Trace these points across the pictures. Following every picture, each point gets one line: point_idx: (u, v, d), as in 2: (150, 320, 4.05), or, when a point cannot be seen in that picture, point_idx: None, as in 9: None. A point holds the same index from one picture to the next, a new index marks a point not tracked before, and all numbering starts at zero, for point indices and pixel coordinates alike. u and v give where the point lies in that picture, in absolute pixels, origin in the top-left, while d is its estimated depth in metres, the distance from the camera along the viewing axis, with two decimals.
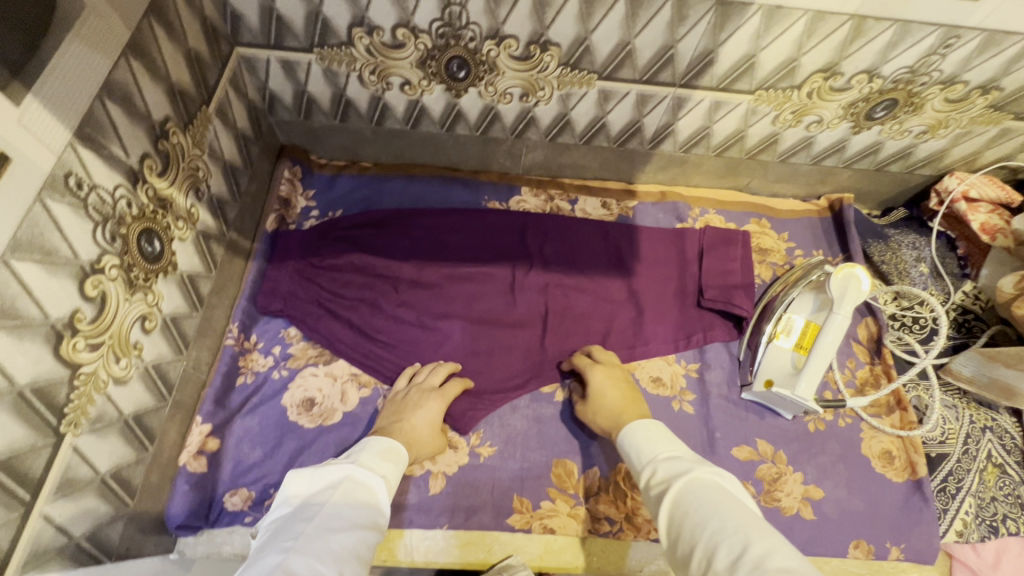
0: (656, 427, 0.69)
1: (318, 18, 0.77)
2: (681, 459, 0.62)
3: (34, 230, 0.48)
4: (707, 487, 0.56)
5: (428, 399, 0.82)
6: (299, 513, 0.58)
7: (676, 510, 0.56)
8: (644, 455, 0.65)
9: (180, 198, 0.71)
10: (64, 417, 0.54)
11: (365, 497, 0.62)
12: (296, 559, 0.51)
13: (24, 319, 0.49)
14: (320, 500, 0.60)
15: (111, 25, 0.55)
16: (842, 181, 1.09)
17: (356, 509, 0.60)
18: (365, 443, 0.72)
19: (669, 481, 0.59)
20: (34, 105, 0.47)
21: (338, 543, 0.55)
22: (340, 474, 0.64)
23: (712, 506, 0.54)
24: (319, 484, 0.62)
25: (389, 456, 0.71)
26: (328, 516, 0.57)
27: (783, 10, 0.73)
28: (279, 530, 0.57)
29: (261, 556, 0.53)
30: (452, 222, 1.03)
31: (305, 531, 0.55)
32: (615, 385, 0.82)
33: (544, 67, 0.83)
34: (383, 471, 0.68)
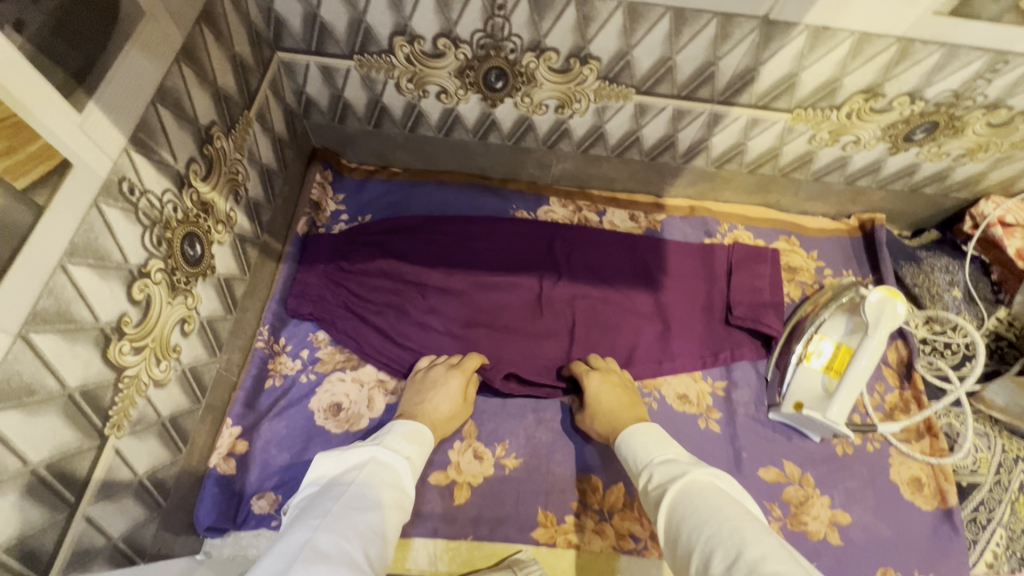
0: (654, 433, 0.74)
1: (361, 26, 0.78)
2: (676, 462, 0.66)
3: (89, 235, 0.49)
4: (700, 489, 0.60)
5: (449, 377, 0.84)
6: (326, 492, 0.60)
7: (673, 514, 0.60)
8: (641, 460, 0.70)
9: (221, 202, 0.72)
10: (108, 419, 0.54)
11: (389, 478, 0.64)
12: (324, 538, 0.53)
13: (77, 323, 0.49)
14: (346, 480, 0.62)
15: (166, 32, 0.56)
16: (874, 201, 1.07)
17: (380, 491, 0.62)
18: (392, 426, 0.75)
19: (665, 485, 0.64)
20: (95, 112, 0.48)
21: (364, 523, 0.57)
22: (365, 455, 0.66)
23: (708, 509, 0.57)
24: (345, 465, 0.64)
25: (413, 438, 0.72)
26: (354, 497, 0.59)
27: (829, 31, 0.72)
28: (307, 508, 0.59)
29: (291, 530, 0.55)
30: (481, 230, 1.03)
31: (332, 510, 0.57)
32: (611, 392, 0.84)
33: (582, 80, 0.83)
34: (407, 452, 0.70)
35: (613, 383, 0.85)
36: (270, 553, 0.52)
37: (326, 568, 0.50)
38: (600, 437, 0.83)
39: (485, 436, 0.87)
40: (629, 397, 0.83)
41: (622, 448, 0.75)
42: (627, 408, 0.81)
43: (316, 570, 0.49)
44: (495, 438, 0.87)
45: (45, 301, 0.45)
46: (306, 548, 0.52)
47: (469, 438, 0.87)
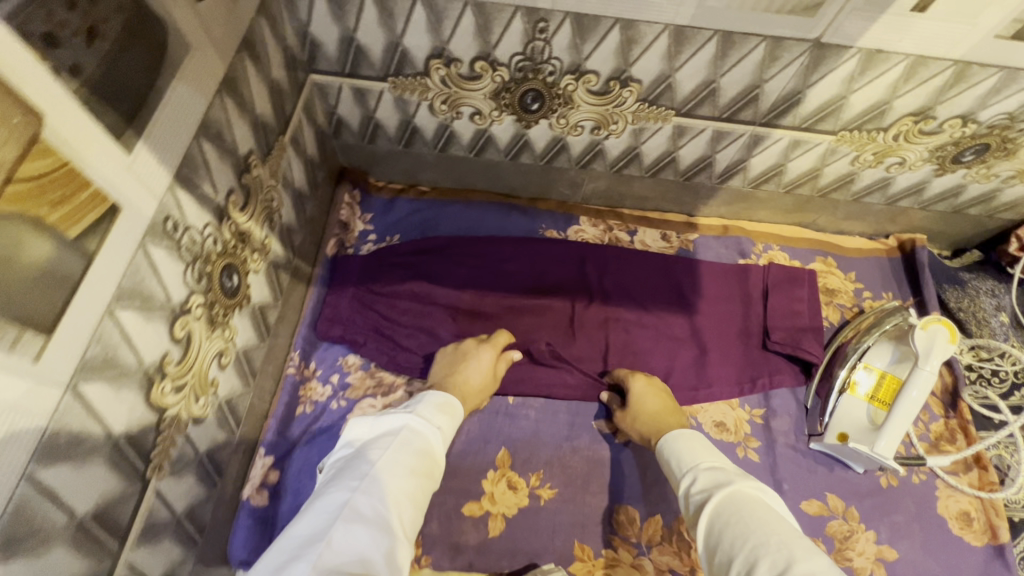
0: (699, 440, 0.73)
1: (398, 49, 0.76)
2: (723, 471, 0.65)
3: (136, 278, 0.48)
4: (747, 501, 0.58)
5: (480, 351, 0.86)
6: (361, 455, 0.63)
7: (716, 520, 0.58)
8: (684, 464, 0.69)
9: (257, 230, 0.70)
10: (150, 462, 0.53)
11: (420, 446, 0.66)
12: (361, 500, 0.56)
13: (123, 368, 0.48)
14: (380, 445, 0.64)
15: (209, 63, 0.55)
16: (914, 221, 1.04)
17: (412, 457, 0.64)
18: (423, 396, 0.75)
19: (710, 491, 0.62)
20: (142, 152, 0.46)
21: (398, 488, 0.60)
22: (398, 424, 0.67)
23: (755, 520, 0.55)
24: (378, 431, 0.67)
25: (444, 410, 0.73)
26: (388, 463, 0.62)
27: (882, 54, 0.70)
28: (344, 468, 0.62)
29: (331, 487, 0.59)
30: (511, 250, 1.01)
31: (368, 474, 0.59)
32: (656, 396, 0.84)
33: (621, 102, 0.81)
34: (438, 423, 0.71)
35: (659, 390, 0.85)
36: (312, 508, 0.56)
37: (364, 530, 0.53)
38: (640, 439, 0.82)
39: (519, 466, 0.86)
40: (673, 404, 0.83)
41: (664, 448, 0.74)
42: (672, 413, 0.81)
43: (355, 531, 0.53)
44: (529, 467, 0.85)
45: (93, 350, 0.44)
46: (345, 508, 0.55)
47: (503, 467, 0.85)
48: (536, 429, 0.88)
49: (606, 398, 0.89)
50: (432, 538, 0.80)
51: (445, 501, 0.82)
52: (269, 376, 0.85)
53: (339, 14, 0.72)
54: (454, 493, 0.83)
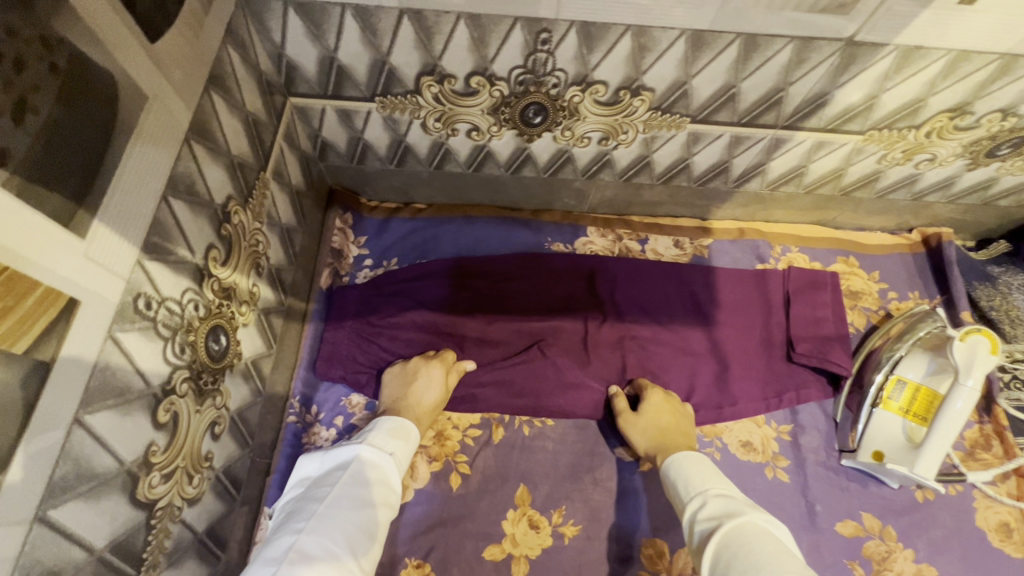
0: (708, 464, 0.67)
1: (384, 67, 0.69)
2: (735, 500, 0.59)
3: (106, 373, 0.42)
4: (760, 534, 0.53)
5: (430, 369, 0.81)
6: (311, 494, 0.60)
7: (723, 551, 0.53)
8: (693, 488, 0.63)
9: (242, 281, 0.64)
10: (143, 563, 0.48)
11: (373, 476, 0.63)
12: (308, 540, 0.53)
13: (100, 476, 0.42)
14: (329, 481, 0.61)
15: (173, 113, 0.48)
16: (939, 215, 0.99)
17: (363, 487, 0.61)
18: (376, 422, 0.71)
19: (719, 520, 0.57)
20: (100, 232, 0.40)
21: (350, 520, 0.57)
22: (347, 453, 0.64)
23: (766, 555, 0.50)
24: (328, 466, 0.64)
25: (398, 434, 0.69)
26: (337, 497, 0.59)
27: (921, 50, 0.64)
28: (294, 510, 0.59)
29: (278, 534, 0.56)
30: (515, 268, 0.94)
31: (317, 512, 0.57)
32: (670, 413, 0.80)
33: (631, 111, 0.74)
34: (391, 449, 0.66)
35: (675, 409, 0.81)
36: (257, 558, 0.53)
37: (311, 571, 0.50)
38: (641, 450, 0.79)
39: (540, 503, 0.81)
40: (685, 425, 0.79)
41: (669, 469, 0.69)
42: (683, 434, 0.78)
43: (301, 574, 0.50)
44: (550, 503, 0.81)
45: (63, 468, 0.38)
46: (291, 552, 0.52)
47: (523, 505, 0.80)
48: (555, 462, 0.83)
49: (614, 393, 0.85)
50: None
51: (463, 547, 0.77)
52: (268, 425, 0.80)
53: (317, 33, 0.65)
54: (473, 537, 0.78)
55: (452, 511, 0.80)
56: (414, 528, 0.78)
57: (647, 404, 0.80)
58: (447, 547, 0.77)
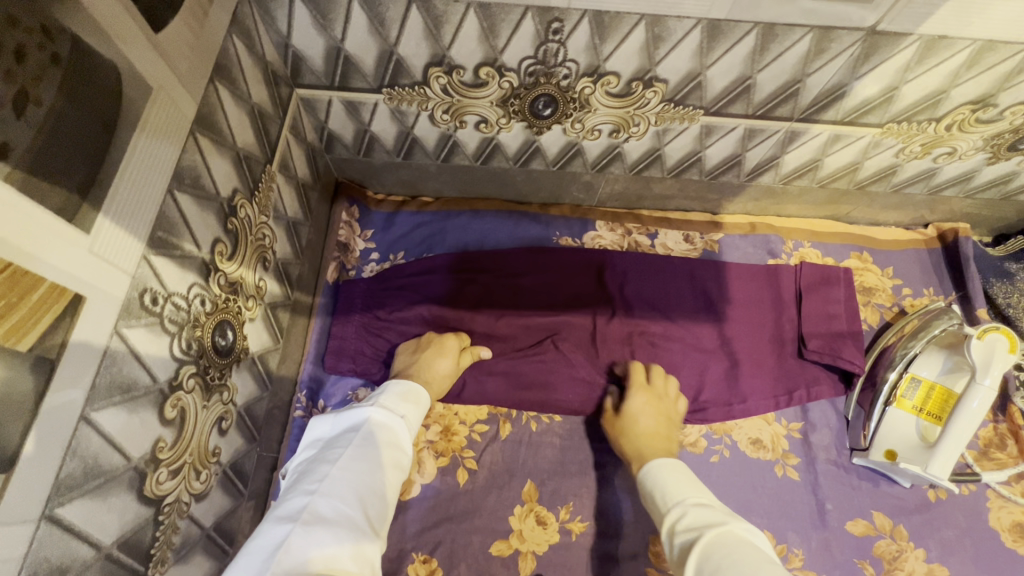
0: (685, 470, 0.64)
1: (392, 57, 0.67)
2: (715, 509, 0.56)
3: (112, 370, 0.41)
4: (742, 543, 0.51)
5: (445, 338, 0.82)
6: (322, 455, 0.59)
7: (704, 564, 0.50)
8: (671, 497, 0.60)
9: (249, 275, 0.64)
10: (150, 559, 0.48)
11: (385, 439, 0.61)
12: (322, 501, 0.52)
13: (107, 474, 0.42)
14: (342, 443, 0.60)
15: (178, 105, 0.47)
16: (956, 209, 0.97)
17: (375, 449, 0.60)
18: (385, 386, 0.69)
19: (700, 531, 0.54)
20: (105, 226, 0.39)
21: (363, 481, 0.56)
22: (360, 416, 0.63)
23: (752, 565, 0.47)
24: (340, 429, 0.62)
25: (409, 398, 0.68)
26: (351, 458, 0.57)
27: (946, 40, 0.62)
28: (304, 471, 0.58)
29: (290, 494, 0.54)
30: (522, 263, 0.93)
31: (330, 474, 0.55)
32: (655, 417, 0.77)
33: (644, 103, 0.72)
34: (402, 412, 0.66)
35: (664, 412, 0.78)
36: (268, 516, 0.51)
37: (327, 533, 0.49)
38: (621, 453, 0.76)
39: (547, 499, 0.80)
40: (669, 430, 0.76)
41: (646, 474, 0.65)
42: (664, 437, 0.74)
43: (317, 535, 0.49)
44: (557, 500, 0.80)
45: (69, 466, 0.38)
46: (305, 512, 0.51)
47: (530, 502, 0.80)
48: (563, 458, 0.83)
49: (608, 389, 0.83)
50: None
51: (470, 543, 0.77)
52: (275, 420, 0.80)
53: (324, 23, 0.64)
54: (480, 533, 0.77)
55: (459, 507, 0.79)
56: (420, 524, 0.78)
57: (629, 405, 0.78)
58: (454, 543, 0.77)
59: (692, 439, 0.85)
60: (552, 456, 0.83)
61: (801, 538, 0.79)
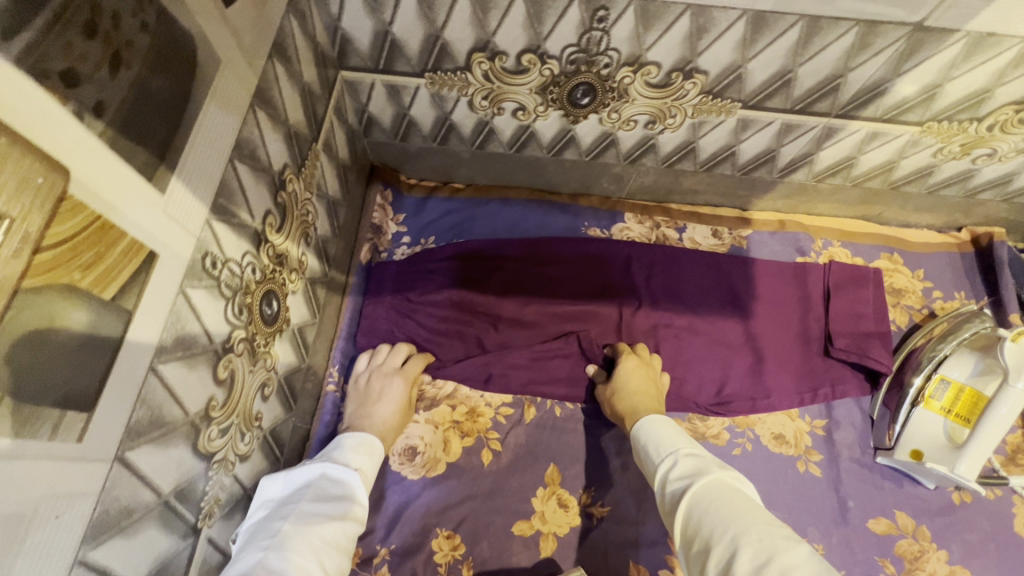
0: (677, 426, 0.65)
1: (437, 42, 0.69)
2: (705, 458, 0.57)
3: (177, 326, 0.43)
4: (731, 489, 0.52)
5: (390, 381, 0.80)
6: (274, 515, 0.54)
7: (694, 509, 0.51)
8: (663, 448, 0.61)
9: (293, 248, 0.66)
10: (200, 511, 0.51)
11: (342, 494, 0.57)
12: (275, 558, 0.48)
13: (168, 425, 0.44)
14: (294, 500, 0.55)
15: (241, 78, 0.49)
16: (991, 213, 0.96)
17: (332, 504, 0.55)
18: (338, 439, 0.65)
19: (691, 478, 0.55)
20: (177, 188, 0.41)
21: (316, 536, 0.51)
22: (313, 471, 0.58)
23: (739, 508, 0.49)
24: (293, 486, 0.57)
25: (364, 449, 0.63)
26: (304, 515, 0.53)
27: (993, 37, 0.62)
28: (255, 533, 0.53)
29: (239, 556, 0.50)
30: (551, 251, 0.94)
31: (283, 530, 0.51)
32: (641, 377, 0.79)
33: (682, 94, 0.73)
34: (358, 464, 0.61)
35: (649, 372, 0.81)
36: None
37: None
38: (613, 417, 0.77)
39: (569, 482, 0.81)
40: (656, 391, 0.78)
41: (639, 432, 0.66)
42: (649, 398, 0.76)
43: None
44: (579, 484, 0.81)
45: (138, 413, 0.40)
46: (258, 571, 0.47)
47: (552, 484, 0.81)
48: (586, 443, 0.84)
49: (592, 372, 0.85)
50: (483, 559, 0.75)
51: (492, 522, 0.78)
52: (308, 393, 0.82)
53: (374, 6, 0.66)
54: (503, 512, 0.79)
55: (482, 486, 0.80)
56: (444, 501, 0.79)
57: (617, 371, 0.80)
58: (477, 521, 0.78)
59: (714, 431, 0.85)
60: (575, 441, 0.84)
61: (821, 534, 0.79)
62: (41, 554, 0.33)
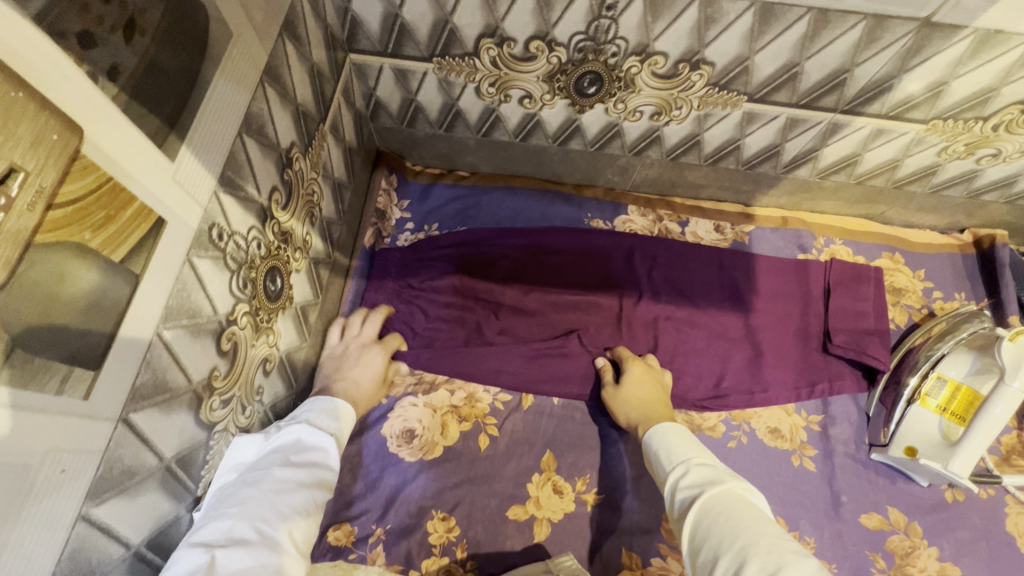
0: (692, 437, 0.65)
1: (446, 27, 0.70)
2: (718, 469, 0.58)
3: (183, 294, 0.44)
4: (742, 501, 0.52)
5: (367, 352, 0.82)
6: (242, 479, 0.51)
7: (704, 517, 0.52)
8: (675, 456, 0.61)
9: (298, 227, 0.67)
10: (200, 480, 0.52)
11: (314, 459, 0.55)
12: (243, 524, 0.46)
13: (171, 391, 0.45)
14: (264, 465, 0.52)
15: (252, 54, 0.50)
16: (993, 215, 0.97)
17: (303, 469, 0.53)
18: (314, 401, 0.63)
19: (702, 487, 0.55)
20: (186, 157, 0.42)
21: (288, 504, 0.50)
22: (287, 435, 0.56)
23: (748, 520, 0.49)
24: (264, 449, 0.55)
25: (340, 416, 0.62)
26: (274, 481, 0.51)
27: (1001, 34, 0.62)
28: (221, 496, 0.50)
29: (203, 520, 0.48)
30: (554, 240, 0.95)
31: (251, 496, 0.49)
32: (651, 385, 0.79)
33: (688, 86, 0.73)
34: (334, 430, 0.60)
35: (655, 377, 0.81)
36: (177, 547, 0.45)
37: (246, 555, 0.44)
38: (623, 422, 0.77)
39: (565, 469, 0.81)
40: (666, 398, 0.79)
41: (652, 438, 0.67)
42: (663, 404, 0.76)
43: (235, 559, 0.44)
44: (575, 471, 0.81)
45: (143, 376, 0.41)
46: (224, 539, 0.45)
47: (548, 471, 0.81)
48: (582, 432, 0.84)
49: (601, 365, 0.85)
50: (476, 541, 0.76)
51: (487, 506, 0.78)
52: (309, 373, 0.83)
53: None
54: (498, 496, 0.79)
55: (479, 470, 0.81)
56: (440, 484, 0.79)
57: (625, 377, 0.80)
58: (472, 504, 0.78)
59: (711, 424, 0.86)
60: (571, 428, 0.85)
61: (814, 528, 0.79)
62: (44, 506, 0.34)
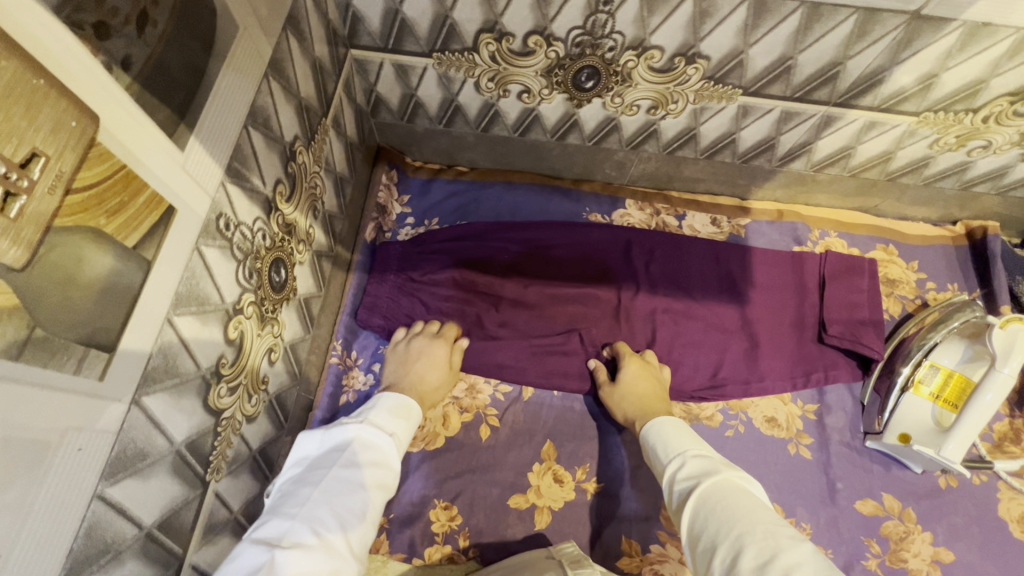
0: (689, 429, 0.66)
1: (446, 22, 0.71)
2: (713, 459, 0.59)
3: (192, 282, 0.45)
4: (737, 489, 0.53)
5: (431, 346, 0.83)
6: (304, 477, 0.55)
7: (701, 508, 0.53)
8: (672, 449, 0.63)
9: (302, 220, 0.68)
10: (209, 465, 0.53)
11: (372, 460, 0.58)
12: (302, 524, 0.49)
13: (182, 376, 0.46)
14: (326, 465, 0.55)
15: (256, 46, 0.51)
16: (986, 207, 0.98)
17: (363, 470, 0.56)
18: (375, 401, 0.67)
19: (698, 478, 0.56)
20: (195, 147, 0.43)
21: (346, 506, 0.52)
22: (348, 434, 0.59)
23: (744, 508, 0.50)
24: (326, 446, 0.58)
25: (399, 414, 0.65)
26: (333, 482, 0.53)
27: (989, 27, 0.63)
28: (285, 494, 0.54)
29: (267, 517, 0.51)
30: (552, 234, 0.96)
31: (311, 497, 0.52)
32: (647, 381, 0.80)
33: (684, 80, 0.75)
34: (391, 429, 0.62)
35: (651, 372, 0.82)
36: (243, 542, 0.48)
37: (306, 555, 0.46)
38: (623, 420, 0.79)
39: (565, 458, 0.83)
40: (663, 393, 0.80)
41: (650, 432, 0.68)
42: (660, 400, 0.77)
43: (296, 557, 0.46)
44: (575, 460, 0.82)
45: (155, 360, 0.42)
46: (285, 536, 0.48)
47: (548, 460, 0.82)
48: (582, 422, 0.86)
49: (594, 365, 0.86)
50: (478, 530, 0.77)
51: (488, 495, 0.79)
52: (313, 366, 0.84)
53: None
54: (499, 485, 0.80)
55: (481, 460, 0.82)
56: (442, 474, 0.81)
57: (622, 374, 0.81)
58: (474, 493, 0.79)
59: (708, 413, 0.87)
60: (571, 418, 0.86)
61: (810, 514, 0.81)
62: (61, 483, 0.35)
